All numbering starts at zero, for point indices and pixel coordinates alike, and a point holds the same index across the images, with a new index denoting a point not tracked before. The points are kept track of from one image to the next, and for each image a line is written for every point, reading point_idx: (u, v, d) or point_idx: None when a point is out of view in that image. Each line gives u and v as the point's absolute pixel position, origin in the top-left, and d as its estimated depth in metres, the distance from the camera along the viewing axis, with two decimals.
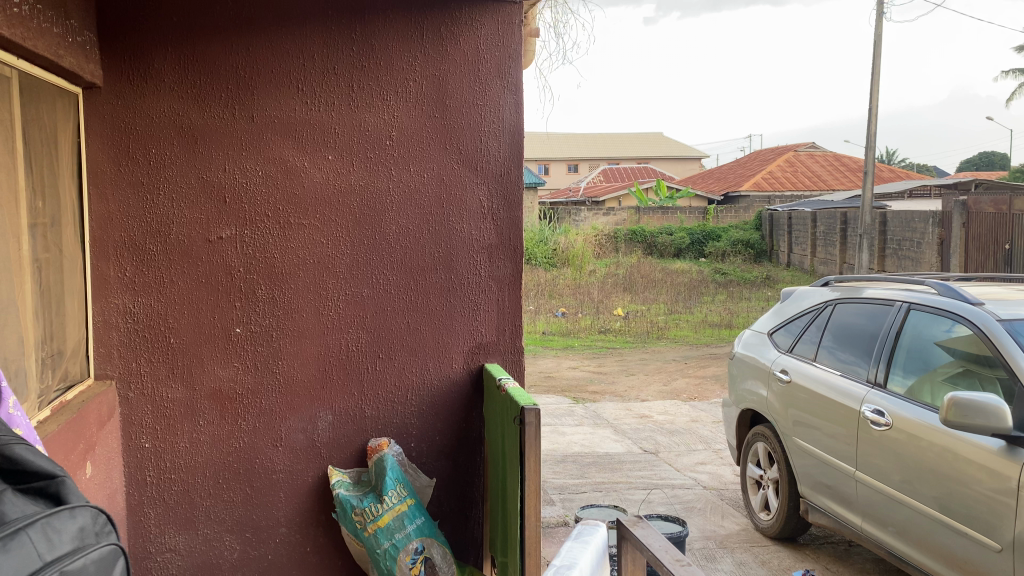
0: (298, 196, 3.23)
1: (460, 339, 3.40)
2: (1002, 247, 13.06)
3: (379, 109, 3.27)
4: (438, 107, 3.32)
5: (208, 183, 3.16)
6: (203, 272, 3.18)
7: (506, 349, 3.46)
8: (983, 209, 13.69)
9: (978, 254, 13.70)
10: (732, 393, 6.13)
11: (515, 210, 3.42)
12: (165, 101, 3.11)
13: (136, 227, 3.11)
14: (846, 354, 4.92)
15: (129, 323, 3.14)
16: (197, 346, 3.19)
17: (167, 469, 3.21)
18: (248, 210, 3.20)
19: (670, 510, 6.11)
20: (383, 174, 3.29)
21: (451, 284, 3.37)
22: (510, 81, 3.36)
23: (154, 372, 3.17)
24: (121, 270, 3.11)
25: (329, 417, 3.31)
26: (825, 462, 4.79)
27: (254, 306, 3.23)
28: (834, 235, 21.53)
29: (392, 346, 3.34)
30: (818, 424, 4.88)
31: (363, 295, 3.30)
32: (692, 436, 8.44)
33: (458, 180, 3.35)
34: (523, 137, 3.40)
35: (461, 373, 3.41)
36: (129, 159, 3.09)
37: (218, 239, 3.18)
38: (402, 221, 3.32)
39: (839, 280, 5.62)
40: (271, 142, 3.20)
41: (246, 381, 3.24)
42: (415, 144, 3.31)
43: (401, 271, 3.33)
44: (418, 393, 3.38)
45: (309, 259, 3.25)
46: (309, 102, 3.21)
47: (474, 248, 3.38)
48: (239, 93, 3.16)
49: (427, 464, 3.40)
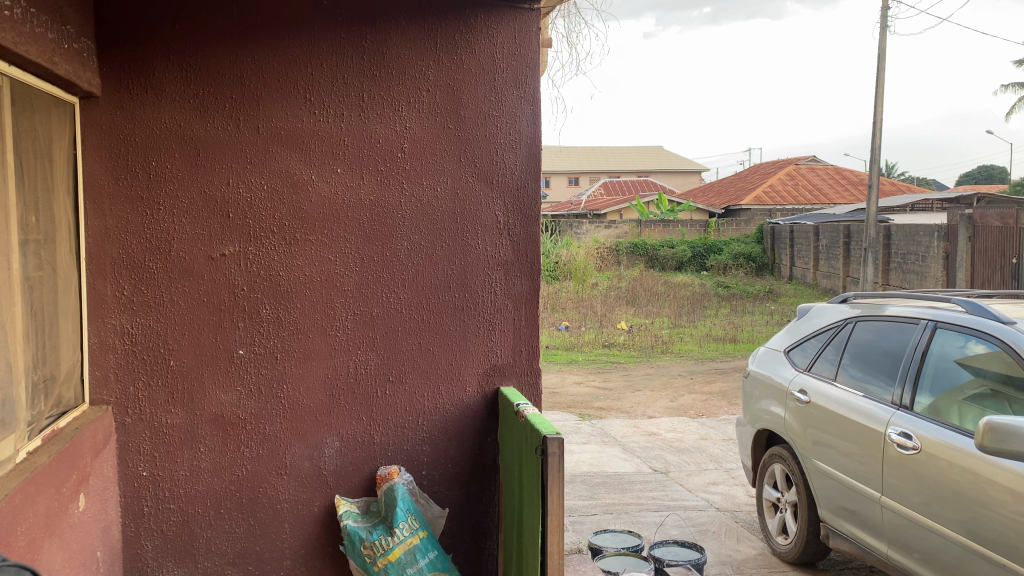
0: (305, 211, 3.07)
1: (473, 361, 3.23)
2: (1009, 261, 12.90)
3: (390, 120, 3.12)
4: (452, 117, 3.16)
5: (212, 197, 3.01)
6: (205, 291, 3.02)
7: (522, 371, 3.29)
8: (989, 222, 13.54)
9: (985, 268, 13.54)
10: (748, 412, 5.96)
11: (532, 225, 3.26)
12: (166, 111, 2.96)
13: (135, 243, 2.96)
14: (867, 374, 4.76)
15: (126, 345, 2.98)
16: (198, 368, 3.03)
17: (166, 498, 3.04)
18: (252, 226, 3.04)
19: (683, 533, 5.93)
20: (394, 187, 3.14)
21: (465, 303, 3.21)
22: (528, 90, 3.21)
23: (153, 397, 3.01)
24: (118, 289, 2.95)
25: (336, 443, 3.14)
26: (847, 485, 4.62)
27: (259, 326, 3.07)
28: (837, 249, 21.39)
29: (402, 368, 3.18)
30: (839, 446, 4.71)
31: (373, 315, 3.15)
32: (702, 455, 8.26)
33: (473, 194, 3.20)
34: (540, 149, 3.25)
35: (475, 397, 3.25)
36: (128, 173, 2.94)
37: (221, 256, 3.02)
38: (414, 237, 3.16)
39: (857, 296, 5.47)
40: (278, 155, 3.05)
41: (250, 406, 3.08)
42: (428, 157, 3.16)
43: (413, 289, 3.17)
44: (429, 419, 3.21)
45: (317, 278, 3.09)
46: (317, 112, 3.06)
47: (489, 265, 3.23)
48: (245, 103, 3.01)
49: (439, 493, 3.24)
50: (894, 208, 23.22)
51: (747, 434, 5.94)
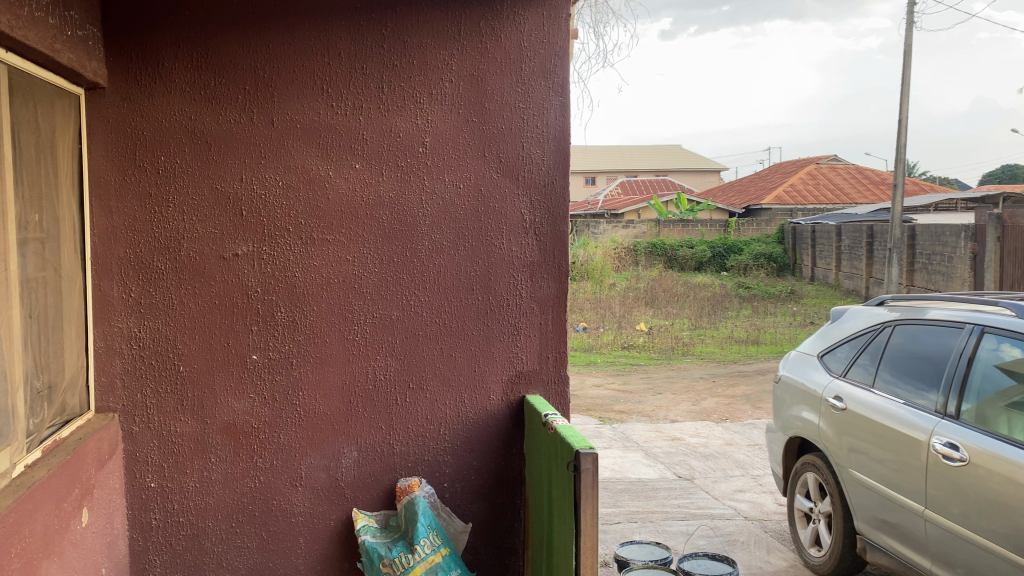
0: (322, 208, 2.91)
1: (497, 367, 3.05)
2: None
3: (412, 113, 2.95)
4: (477, 110, 2.98)
5: (224, 194, 2.85)
6: (216, 293, 2.86)
7: (549, 379, 3.10)
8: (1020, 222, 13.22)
9: (1016, 269, 13.16)
10: (780, 419, 5.75)
11: (561, 224, 3.06)
12: (176, 103, 2.81)
13: (143, 242, 2.81)
14: (908, 380, 4.53)
15: (134, 350, 2.83)
16: (209, 374, 2.88)
17: (175, 511, 2.89)
18: (267, 224, 2.88)
19: (710, 544, 5.74)
20: (415, 183, 2.97)
21: (489, 306, 3.03)
22: (556, 80, 3.01)
23: (162, 404, 2.86)
24: (125, 290, 2.81)
25: (353, 453, 2.98)
26: (885, 497, 4.39)
27: (272, 330, 2.91)
28: (860, 250, 21.05)
29: (423, 375, 3.01)
30: (876, 456, 4.49)
31: (392, 318, 2.98)
32: (728, 461, 8.04)
33: (498, 191, 3.01)
34: (570, 144, 3.05)
35: (499, 406, 3.07)
36: (136, 168, 2.79)
37: (234, 256, 2.87)
38: (435, 236, 2.99)
39: (896, 298, 5.24)
40: (293, 150, 2.89)
41: (263, 414, 2.92)
42: (451, 151, 2.98)
43: (434, 292, 3.00)
44: (451, 428, 3.04)
45: (333, 279, 2.93)
46: (335, 105, 2.90)
47: (515, 266, 3.04)
48: (259, 95, 2.85)
49: (462, 506, 3.07)
50: (918, 207, 22.84)
51: (778, 442, 5.73)
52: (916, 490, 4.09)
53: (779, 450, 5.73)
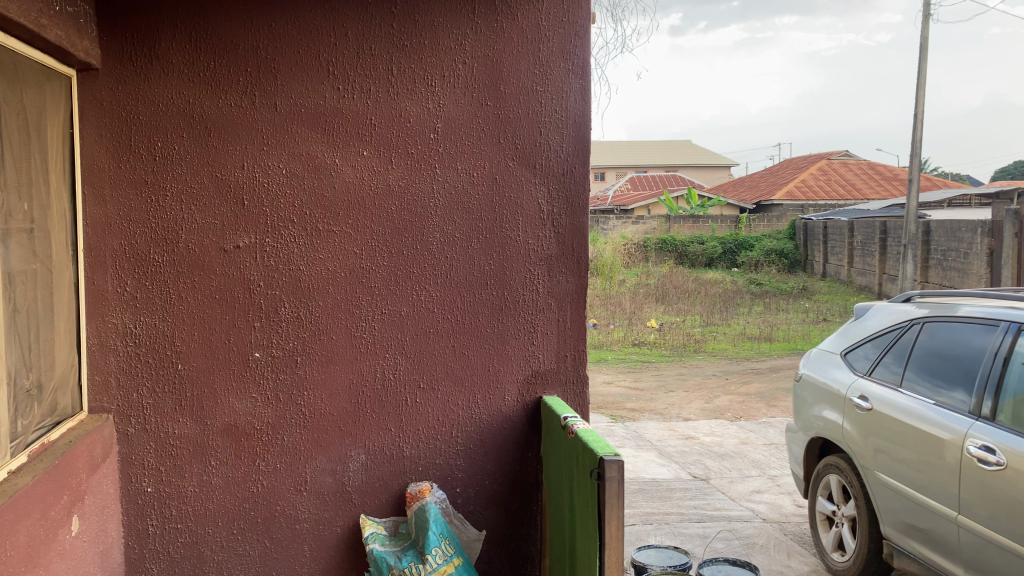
0: (329, 197, 2.75)
1: (512, 366, 2.89)
2: None
3: (422, 96, 2.78)
4: (491, 93, 2.81)
5: (224, 182, 2.69)
6: (216, 287, 2.71)
7: (567, 379, 2.93)
8: None
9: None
10: (801, 419, 5.57)
11: (580, 214, 2.88)
12: (173, 86, 2.65)
13: (138, 233, 2.65)
14: (939, 380, 4.35)
15: (129, 347, 2.68)
16: (209, 372, 2.72)
17: (173, 517, 2.74)
18: (270, 214, 2.72)
19: (729, 547, 5.57)
20: (426, 171, 2.80)
21: (504, 301, 2.87)
22: (576, 61, 2.83)
23: (159, 404, 2.71)
24: (120, 284, 2.65)
25: (361, 456, 2.82)
26: (913, 501, 4.20)
27: (276, 326, 2.75)
28: (872, 245, 20.79)
29: (434, 374, 2.85)
30: (903, 458, 4.31)
31: (401, 314, 2.82)
32: (744, 461, 7.86)
33: (513, 179, 2.84)
34: (590, 129, 2.87)
35: (514, 407, 2.90)
36: (131, 154, 2.64)
37: (235, 248, 2.71)
38: (447, 227, 2.82)
39: (923, 295, 5.05)
40: (298, 135, 2.73)
41: (266, 415, 2.77)
42: (464, 137, 2.81)
43: (446, 286, 2.83)
44: (464, 431, 2.88)
45: (340, 272, 2.77)
46: (341, 88, 2.74)
47: (532, 259, 2.87)
48: (261, 77, 2.69)
49: (475, 513, 2.91)
50: (932, 203, 22.57)
51: (800, 443, 5.55)
52: (947, 494, 3.90)
53: (800, 450, 5.55)
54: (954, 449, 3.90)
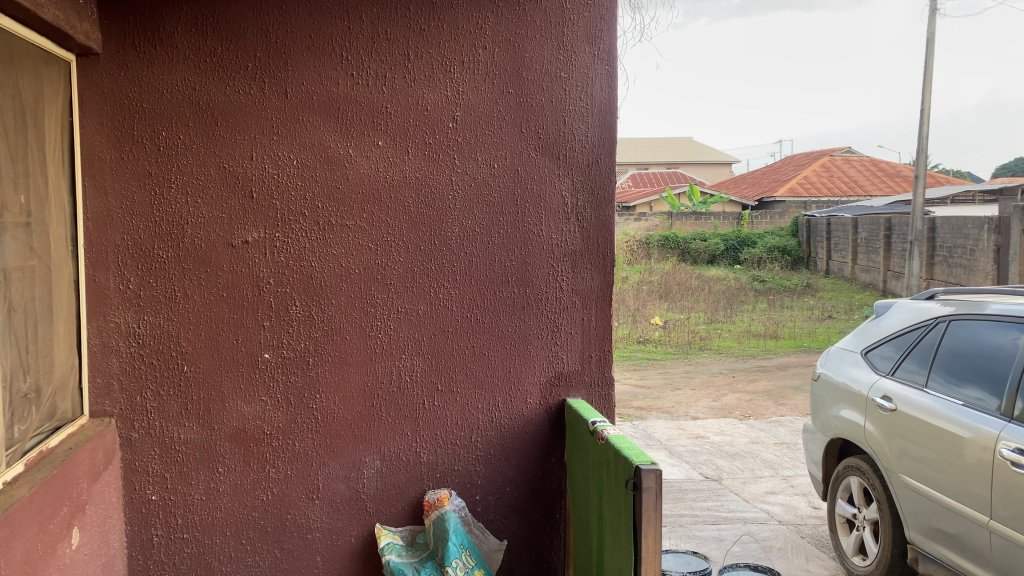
0: (342, 190, 2.61)
1: (535, 367, 2.75)
2: None
3: (441, 83, 2.64)
4: (513, 80, 2.67)
5: (232, 173, 2.55)
6: (224, 285, 2.57)
7: (591, 381, 2.79)
8: None
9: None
10: (819, 419, 5.43)
11: (605, 207, 2.75)
12: (178, 71, 2.51)
13: (142, 228, 2.51)
14: (966, 380, 4.19)
15: (132, 347, 2.54)
16: (216, 374, 2.58)
17: (179, 527, 2.60)
18: (280, 208, 2.58)
19: (745, 551, 5.44)
20: (445, 162, 2.66)
21: (525, 299, 2.73)
22: (602, 46, 2.69)
23: (164, 408, 2.57)
24: (122, 281, 2.51)
25: (376, 462, 2.68)
26: (939, 504, 4.07)
27: (286, 326, 2.61)
28: (877, 242, 20.63)
29: (452, 375, 2.71)
30: (928, 460, 4.17)
31: (418, 313, 2.68)
32: (756, 461, 7.73)
33: (536, 171, 2.70)
34: (617, 118, 2.74)
35: (536, 410, 2.77)
36: (134, 144, 2.50)
37: (244, 243, 2.57)
38: (466, 220, 2.68)
39: (947, 292, 4.91)
40: (310, 124, 2.58)
41: (276, 419, 2.63)
42: (484, 126, 2.67)
43: (465, 283, 2.69)
44: (484, 435, 2.74)
45: (354, 269, 2.63)
46: (355, 74, 2.59)
47: (556, 255, 2.73)
48: (270, 62, 2.55)
49: (495, 521, 2.77)
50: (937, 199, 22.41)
51: (818, 443, 5.42)
52: (977, 498, 3.77)
53: (818, 452, 5.42)
54: (984, 451, 3.76)
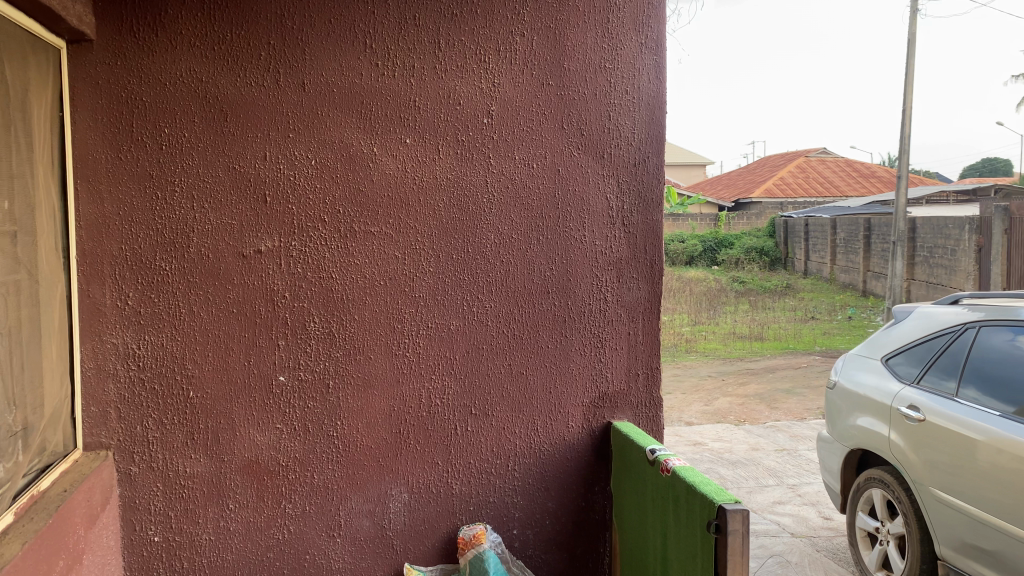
0: (366, 193, 2.34)
1: (577, 387, 2.51)
2: None
3: (475, 73, 2.39)
4: (554, 70, 2.43)
5: (244, 175, 2.28)
6: (235, 300, 2.29)
7: (638, 401, 2.56)
8: None
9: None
10: (835, 429, 5.23)
11: (652, 211, 2.53)
12: (183, 60, 2.23)
13: (142, 237, 2.23)
14: (995, 388, 3.94)
15: (132, 371, 2.25)
16: (227, 400, 2.31)
17: (185, 571, 2.32)
18: (297, 214, 2.31)
19: (762, 567, 5.23)
20: (479, 162, 2.41)
21: (567, 312, 2.49)
22: (650, 34, 2.46)
23: (168, 439, 2.29)
24: (120, 297, 2.23)
25: (404, 495, 2.42)
26: (958, 511, 3.89)
27: (304, 345, 2.34)
28: (855, 242, 20.59)
29: (488, 397, 2.46)
30: (947, 465, 3.99)
31: (451, 329, 2.42)
32: (759, 469, 7.54)
33: (578, 171, 2.46)
34: (665, 114, 2.52)
35: (579, 434, 2.52)
36: (133, 142, 2.21)
37: (256, 253, 2.29)
38: (503, 226, 2.43)
39: (972, 296, 4.72)
40: (330, 120, 2.31)
41: (294, 448, 2.35)
42: (523, 121, 2.42)
43: (501, 295, 2.44)
44: (522, 463, 2.49)
45: (379, 280, 2.37)
46: (380, 64, 2.33)
47: (599, 263, 2.50)
48: (285, 51, 2.28)
49: (534, 558, 2.53)
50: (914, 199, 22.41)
51: (836, 454, 5.21)
52: (998, 504, 3.59)
53: (836, 463, 5.21)
54: (1005, 455, 3.59)
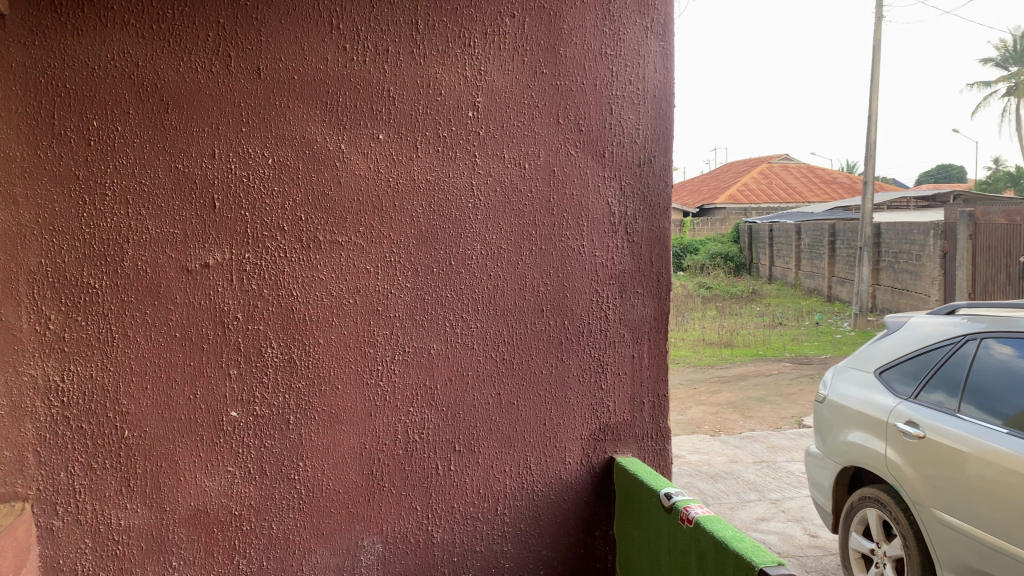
0: (331, 197, 2.01)
1: (575, 417, 2.21)
2: (1015, 259, 11.83)
3: (459, 59, 2.08)
4: (548, 57, 2.13)
5: (188, 177, 1.94)
6: (179, 323, 1.95)
7: (643, 433, 2.27)
8: (992, 220, 12.55)
9: (990, 267, 12.50)
10: (820, 444, 4.98)
11: (659, 218, 2.24)
12: (115, 41, 1.89)
13: (67, 249, 1.88)
14: (993, 401, 3.66)
15: (55, 408, 1.90)
16: (169, 440, 1.96)
17: None
18: (251, 221, 1.97)
19: None
20: (464, 161, 2.10)
21: (562, 333, 2.18)
22: (655, 17, 2.20)
23: (97, 487, 1.94)
24: (40, 320, 1.88)
25: (377, 545, 2.10)
26: (943, 524, 3.66)
27: (260, 375, 2.00)
28: (819, 247, 20.58)
29: (475, 431, 2.14)
30: (931, 475, 3.77)
31: (431, 353, 2.11)
32: (738, 482, 7.30)
33: (577, 172, 2.17)
34: (672, 109, 2.23)
35: (577, 471, 2.22)
36: (55, 137, 1.87)
37: (202, 267, 1.95)
38: (491, 235, 2.13)
39: (969, 304, 4.44)
40: (290, 113, 1.99)
41: (248, 494, 2.01)
42: (513, 115, 2.12)
43: (490, 314, 2.13)
44: (514, 505, 2.19)
45: (348, 298, 2.04)
46: (349, 48, 2.01)
47: (600, 277, 2.20)
48: (237, 31, 1.95)
49: None
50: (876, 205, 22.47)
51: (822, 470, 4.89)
52: (987, 519, 3.36)
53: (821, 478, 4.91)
54: (1001, 470, 3.34)
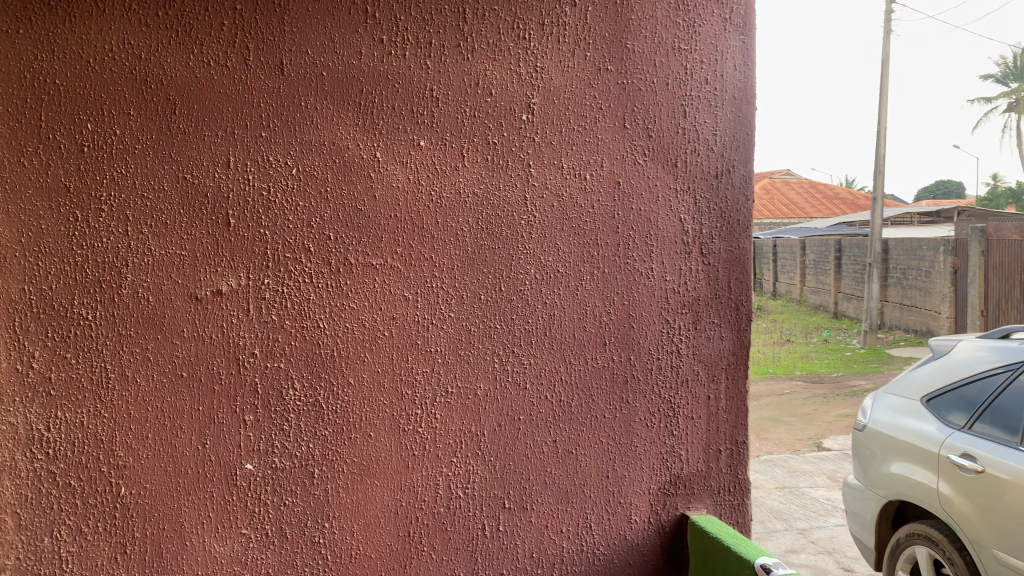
0: (365, 213, 1.72)
1: (642, 467, 1.91)
2: None
3: (512, 54, 1.80)
4: (613, 52, 1.85)
5: (198, 189, 1.65)
6: (185, 360, 1.65)
7: (719, 485, 1.97)
8: (1004, 235, 12.25)
9: (1002, 283, 12.19)
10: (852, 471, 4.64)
11: (737, 238, 1.95)
12: (114, 29, 1.61)
13: (54, 274, 1.60)
14: None
15: (39, 462, 1.62)
16: (173, 498, 1.66)
17: None
18: (271, 240, 1.69)
19: None
20: (517, 172, 1.82)
21: (628, 370, 1.89)
22: (734, 7, 1.93)
23: (87, 554, 1.64)
24: (23, 359, 1.60)
25: None
26: (999, 562, 3.34)
27: (280, 420, 1.70)
28: (824, 263, 20.32)
29: (527, 485, 1.84)
30: (980, 509, 3.46)
31: (478, 395, 1.81)
32: (763, 510, 6.99)
33: (644, 184, 1.88)
34: (752, 112, 1.95)
35: (643, 531, 1.93)
36: (42, 141, 1.59)
37: (213, 293, 1.66)
38: (547, 257, 1.83)
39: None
40: (318, 114, 1.70)
41: (264, 562, 1.71)
42: (574, 119, 1.84)
43: (546, 349, 1.84)
44: (572, 570, 1.88)
45: (383, 331, 1.74)
46: (387, 41, 1.73)
47: (670, 305, 1.91)
48: (257, 20, 1.67)
49: None
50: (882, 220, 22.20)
51: (852, 497, 4.54)
52: None
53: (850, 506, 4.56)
54: None
